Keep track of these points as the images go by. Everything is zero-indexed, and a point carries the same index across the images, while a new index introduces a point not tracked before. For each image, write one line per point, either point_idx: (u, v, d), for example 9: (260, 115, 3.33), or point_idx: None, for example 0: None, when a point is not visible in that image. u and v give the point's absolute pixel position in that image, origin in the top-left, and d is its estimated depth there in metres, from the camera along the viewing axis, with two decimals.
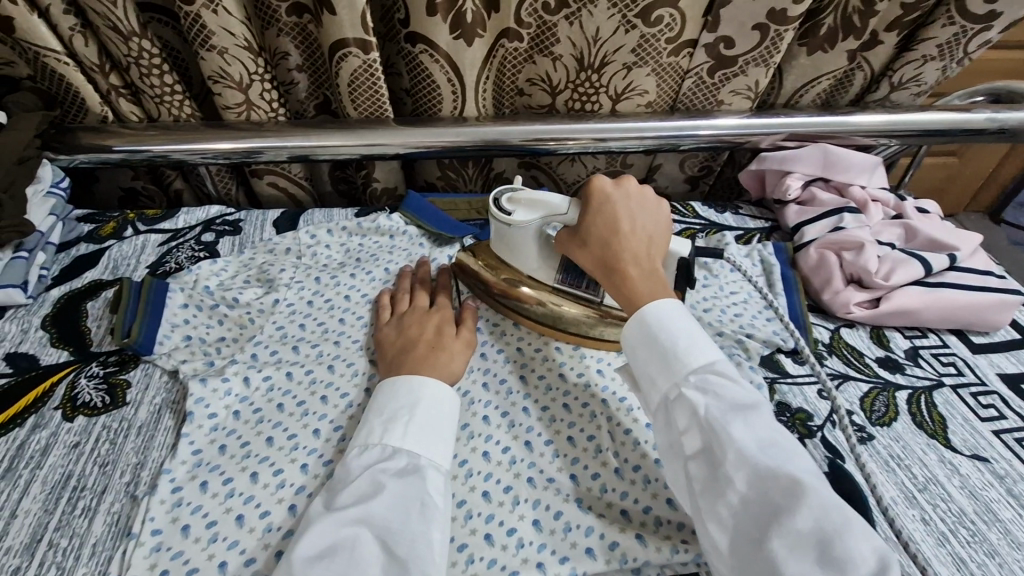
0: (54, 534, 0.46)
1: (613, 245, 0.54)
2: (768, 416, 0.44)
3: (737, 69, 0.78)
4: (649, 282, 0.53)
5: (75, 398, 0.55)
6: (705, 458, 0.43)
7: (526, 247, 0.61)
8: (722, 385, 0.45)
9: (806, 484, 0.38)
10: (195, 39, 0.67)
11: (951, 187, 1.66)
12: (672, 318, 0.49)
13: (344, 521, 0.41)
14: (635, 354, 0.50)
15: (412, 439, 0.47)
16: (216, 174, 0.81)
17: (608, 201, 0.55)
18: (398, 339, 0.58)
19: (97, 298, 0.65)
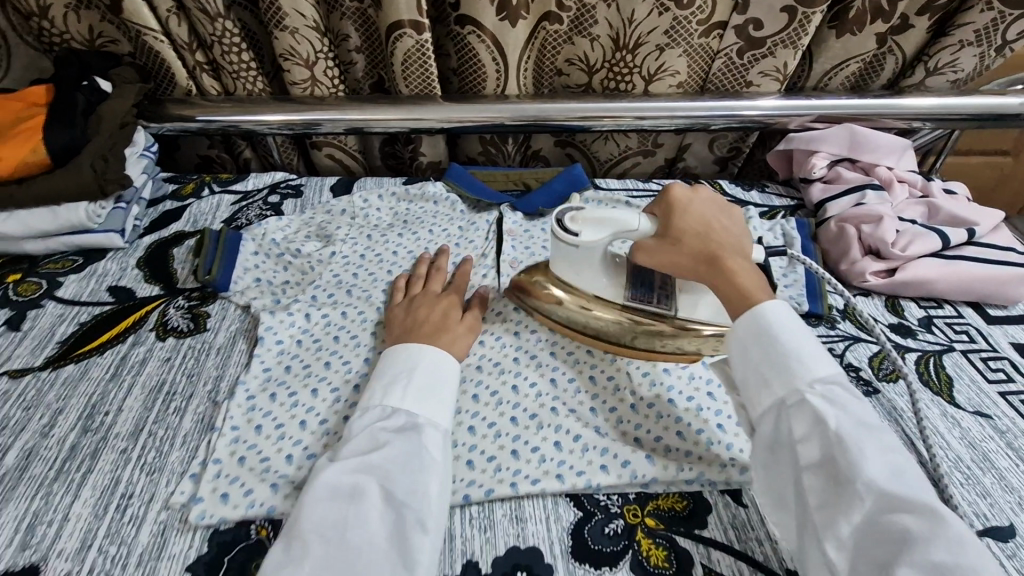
0: (153, 425, 0.55)
1: (709, 240, 0.52)
2: (895, 439, 0.43)
3: (766, 51, 0.81)
4: (753, 279, 0.51)
5: (166, 322, 0.65)
6: (825, 471, 0.43)
7: (593, 267, 0.59)
8: (848, 400, 0.44)
9: (942, 514, 0.38)
10: (272, 20, 0.76)
11: (1003, 188, 1.62)
12: (789, 326, 0.48)
13: (349, 469, 0.46)
14: (743, 356, 0.49)
15: (407, 400, 0.51)
16: (281, 145, 0.91)
17: (692, 205, 0.55)
18: (406, 320, 0.60)
19: (181, 246, 0.75)
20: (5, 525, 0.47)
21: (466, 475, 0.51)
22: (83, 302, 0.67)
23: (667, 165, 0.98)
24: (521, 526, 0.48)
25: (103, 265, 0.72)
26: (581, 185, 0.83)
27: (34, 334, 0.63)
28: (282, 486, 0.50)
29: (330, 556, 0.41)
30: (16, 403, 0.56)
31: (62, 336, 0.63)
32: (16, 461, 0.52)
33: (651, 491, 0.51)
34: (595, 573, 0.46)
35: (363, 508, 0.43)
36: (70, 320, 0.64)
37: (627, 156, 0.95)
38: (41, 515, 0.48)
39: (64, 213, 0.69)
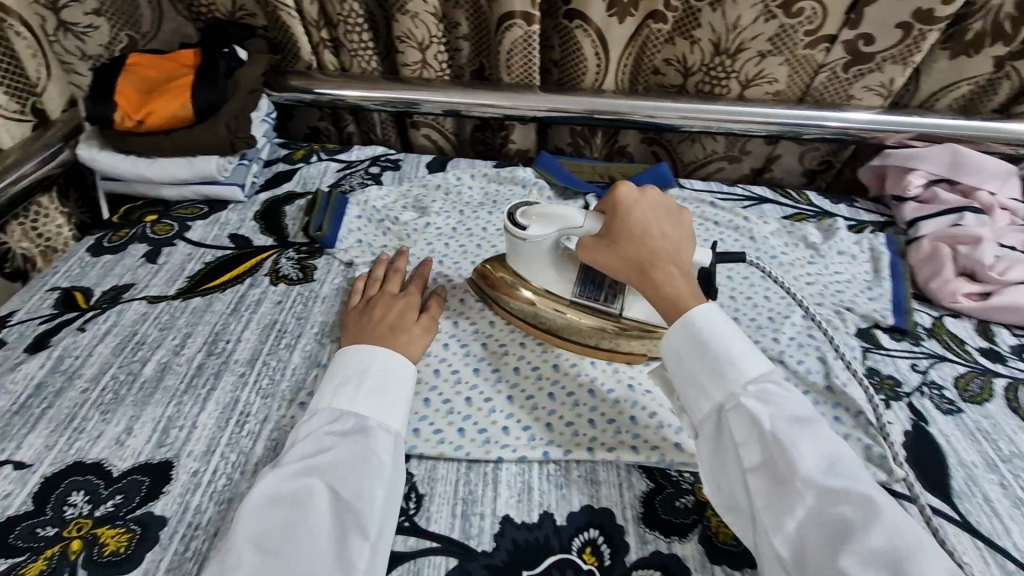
0: (267, 356, 0.61)
1: (644, 249, 0.53)
2: (828, 431, 0.46)
3: (873, 66, 0.82)
4: (686, 287, 0.53)
5: (278, 270, 0.71)
6: (766, 471, 0.44)
7: (544, 261, 0.60)
8: (781, 398, 0.47)
9: (876, 502, 0.40)
10: (395, 4, 0.82)
11: None
12: (725, 329, 0.50)
13: (293, 472, 0.45)
14: (681, 363, 0.51)
15: (349, 401, 0.50)
16: (384, 122, 0.98)
17: (635, 209, 0.55)
18: (361, 321, 0.59)
19: (292, 204, 0.82)
20: (143, 424, 0.54)
21: (546, 436, 0.54)
22: (208, 245, 0.74)
23: (752, 174, 0.98)
24: (595, 489, 0.51)
25: (225, 215, 0.80)
26: (667, 184, 0.85)
27: (168, 268, 0.71)
28: None
29: (270, 563, 0.40)
30: (153, 324, 0.64)
31: (191, 272, 0.70)
32: (153, 372, 0.59)
33: None
34: (665, 541, 0.48)
35: (306, 512, 0.42)
36: (197, 260, 0.72)
37: (712, 160, 0.96)
38: (174, 420, 0.55)
39: (200, 163, 0.77)
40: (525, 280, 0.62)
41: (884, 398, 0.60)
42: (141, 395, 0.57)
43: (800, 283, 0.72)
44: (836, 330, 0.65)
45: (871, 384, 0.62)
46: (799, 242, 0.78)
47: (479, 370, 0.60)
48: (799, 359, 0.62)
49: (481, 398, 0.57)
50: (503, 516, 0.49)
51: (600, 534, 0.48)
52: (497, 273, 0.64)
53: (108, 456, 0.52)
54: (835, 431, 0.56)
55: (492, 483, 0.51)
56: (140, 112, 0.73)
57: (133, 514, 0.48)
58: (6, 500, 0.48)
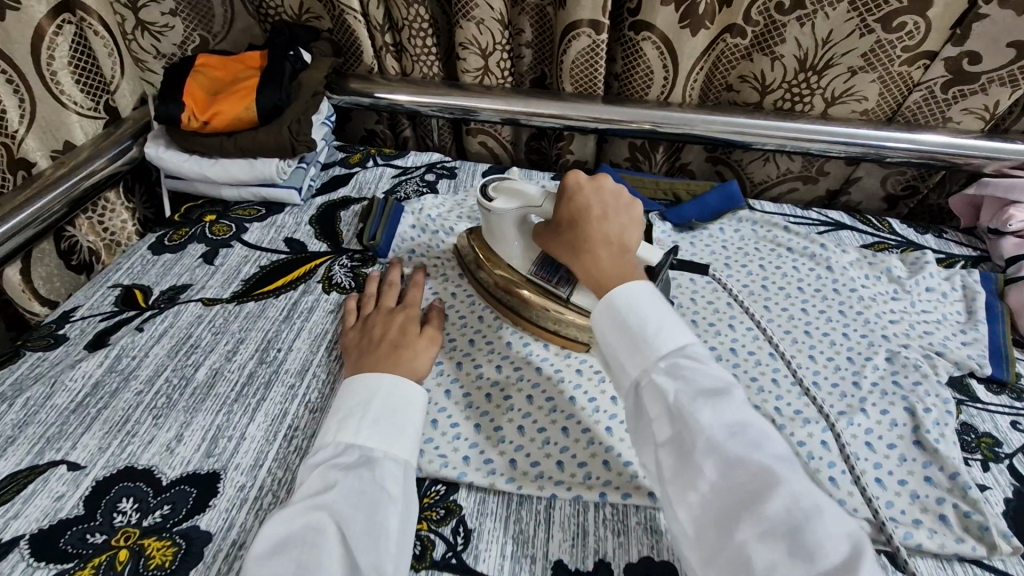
0: (317, 367, 0.60)
1: (581, 227, 0.53)
2: (740, 399, 0.41)
3: (977, 87, 0.75)
4: (614, 265, 0.51)
5: (332, 278, 0.70)
6: (673, 445, 0.41)
7: (507, 236, 0.62)
8: (692, 368, 0.43)
9: (776, 471, 0.37)
10: (460, 10, 0.80)
11: None
12: (645, 300, 0.47)
13: (301, 511, 0.42)
14: (604, 338, 0.48)
15: (351, 430, 0.47)
16: (441, 128, 0.96)
17: (579, 191, 0.55)
18: (362, 344, 0.57)
19: (347, 209, 0.81)
20: (193, 432, 0.53)
21: (603, 474, 0.51)
22: (264, 248, 0.74)
23: (827, 196, 0.92)
24: (656, 539, 0.48)
25: (282, 218, 0.79)
26: (737, 203, 0.80)
27: (224, 270, 0.71)
28: (427, 449, 0.52)
29: None
30: (208, 328, 0.63)
31: (247, 276, 0.70)
32: (205, 377, 0.58)
33: None
34: None
35: (317, 552, 0.39)
36: (253, 263, 0.72)
37: (783, 180, 0.91)
38: (224, 429, 0.54)
39: (261, 165, 0.77)
40: (523, 278, 0.61)
41: (982, 458, 0.54)
42: (192, 401, 0.56)
43: (884, 322, 0.66)
44: (926, 377, 0.59)
45: (966, 442, 0.56)
46: (881, 275, 0.72)
47: (531, 397, 0.57)
48: (884, 409, 0.57)
49: (535, 428, 0.54)
50: (556, 561, 0.46)
51: None
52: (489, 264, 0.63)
53: (158, 463, 0.51)
54: (927, 493, 0.51)
55: (545, 523, 0.48)
56: (206, 113, 0.74)
57: (179, 527, 0.47)
58: (60, 502, 0.48)
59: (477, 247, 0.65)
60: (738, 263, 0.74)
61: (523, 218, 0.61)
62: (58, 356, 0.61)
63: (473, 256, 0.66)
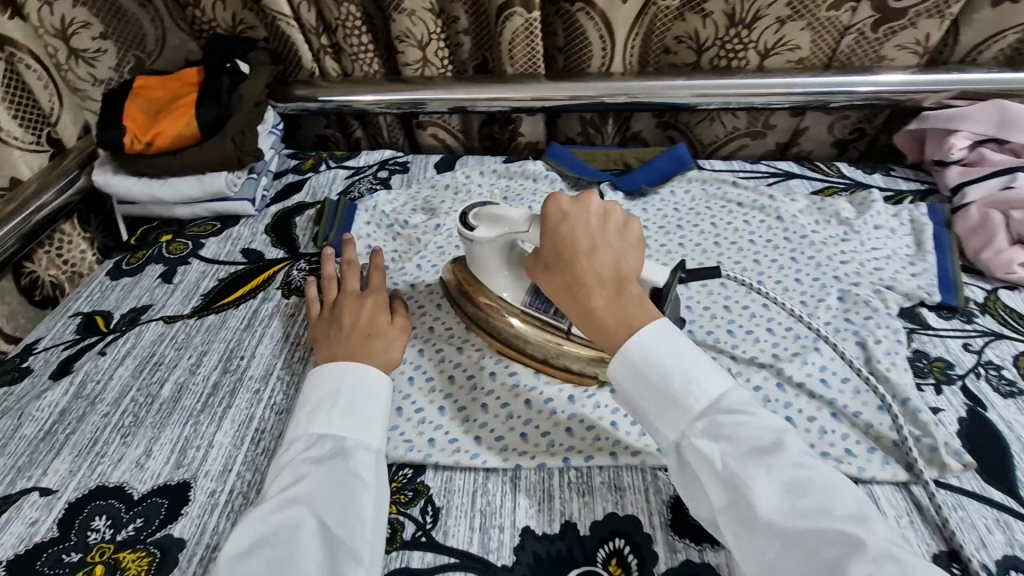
0: (280, 370, 0.60)
1: (572, 271, 0.48)
2: (796, 453, 0.40)
3: (906, 22, 0.76)
4: (614, 312, 0.47)
5: (290, 282, 0.71)
6: (730, 514, 0.40)
7: (494, 263, 0.57)
8: (735, 424, 0.41)
9: (850, 537, 0.36)
10: (390, 4, 0.80)
11: None
12: (670, 350, 0.45)
13: (275, 507, 0.43)
14: (630, 397, 0.46)
15: (323, 422, 0.49)
16: (389, 125, 0.97)
17: (562, 228, 0.49)
18: (333, 333, 0.57)
19: (303, 215, 0.81)
20: (162, 447, 0.54)
21: (565, 441, 0.52)
22: (221, 261, 0.75)
23: (778, 150, 0.93)
24: (620, 495, 0.49)
25: (237, 231, 0.80)
26: (686, 165, 0.81)
27: (183, 287, 0.71)
28: (393, 437, 0.53)
29: None
30: (171, 344, 0.64)
31: (206, 290, 0.71)
32: (171, 392, 0.59)
33: None
34: (696, 548, 0.45)
35: (295, 544, 0.40)
36: (212, 277, 0.72)
37: (733, 137, 0.92)
38: (191, 441, 0.54)
39: (210, 180, 0.78)
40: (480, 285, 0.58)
41: (934, 382, 0.55)
42: (159, 416, 0.57)
43: (835, 264, 0.67)
44: (876, 311, 0.61)
45: (918, 368, 0.57)
46: (832, 219, 0.73)
47: (494, 374, 0.57)
48: (837, 345, 0.58)
49: (498, 404, 0.55)
50: (523, 527, 0.47)
51: (627, 544, 0.46)
52: (475, 293, 0.58)
53: (128, 480, 0.52)
54: (880, 421, 0.52)
55: (511, 493, 0.49)
56: (148, 133, 0.74)
57: (153, 537, 0.48)
58: (34, 527, 0.49)
59: (460, 277, 0.60)
60: (691, 223, 0.74)
61: (510, 245, 0.56)
62: (24, 389, 0.61)
63: (456, 289, 0.61)
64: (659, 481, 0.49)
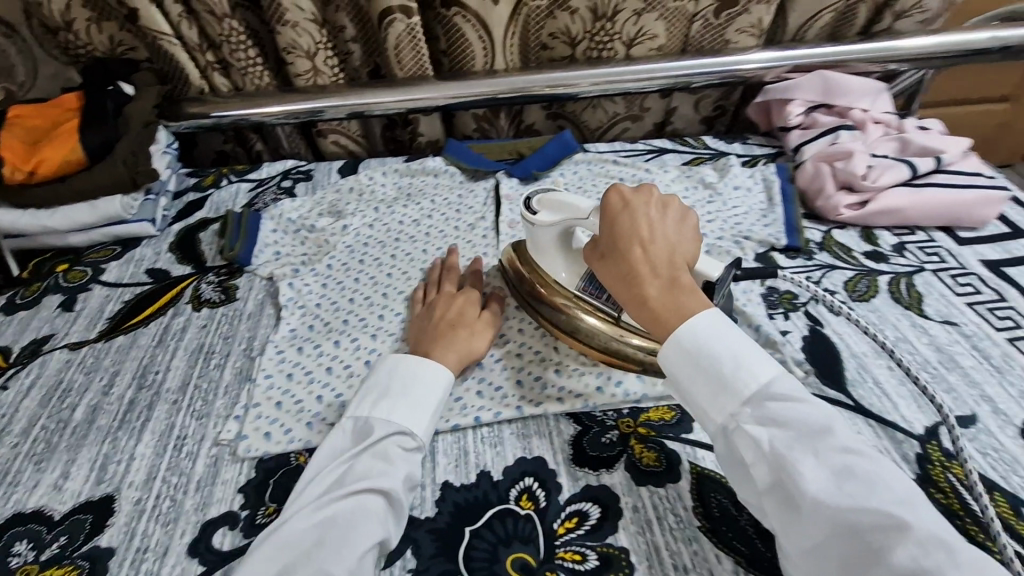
0: (197, 379, 0.62)
1: (630, 257, 0.50)
2: (846, 437, 0.40)
3: (740, 9, 0.87)
4: (669, 299, 0.48)
5: (200, 295, 0.72)
6: (776, 493, 0.40)
7: (552, 247, 0.61)
8: (787, 409, 0.42)
9: (896, 521, 0.36)
10: (273, 16, 0.83)
11: (1007, 135, 1.68)
12: (716, 336, 0.45)
13: (356, 488, 0.45)
14: (677, 381, 0.46)
15: (404, 412, 0.50)
16: (288, 135, 0.98)
17: (623, 216, 0.52)
18: (426, 323, 0.60)
19: (207, 230, 0.82)
20: (80, 466, 0.55)
21: (477, 403, 0.57)
22: (125, 284, 0.74)
23: (656, 129, 1.03)
24: (528, 441, 0.55)
25: (140, 252, 0.79)
26: (571, 148, 0.89)
27: (86, 313, 0.71)
28: (316, 423, 0.56)
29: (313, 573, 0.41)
30: (79, 369, 0.64)
31: (111, 313, 0.70)
32: (84, 415, 0.59)
33: (642, 405, 0.57)
34: (594, 475, 0.52)
35: (361, 529, 0.43)
36: (116, 299, 0.72)
37: (616, 122, 1.01)
38: (110, 457, 0.55)
39: (103, 205, 0.77)
40: (540, 271, 0.62)
41: (784, 310, 0.65)
42: (74, 439, 0.57)
43: (702, 223, 0.76)
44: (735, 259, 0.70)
45: (771, 301, 0.66)
46: (698, 185, 0.83)
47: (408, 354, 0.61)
48: None
49: None
50: (442, 482, 0.52)
51: (535, 481, 0.52)
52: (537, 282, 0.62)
53: (47, 502, 0.52)
54: None
55: (430, 455, 0.54)
56: (30, 163, 0.73)
57: (79, 551, 0.48)
58: None
59: (522, 267, 0.64)
60: None
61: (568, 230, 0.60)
62: None
63: (518, 280, 0.64)
64: (561, 425, 0.56)
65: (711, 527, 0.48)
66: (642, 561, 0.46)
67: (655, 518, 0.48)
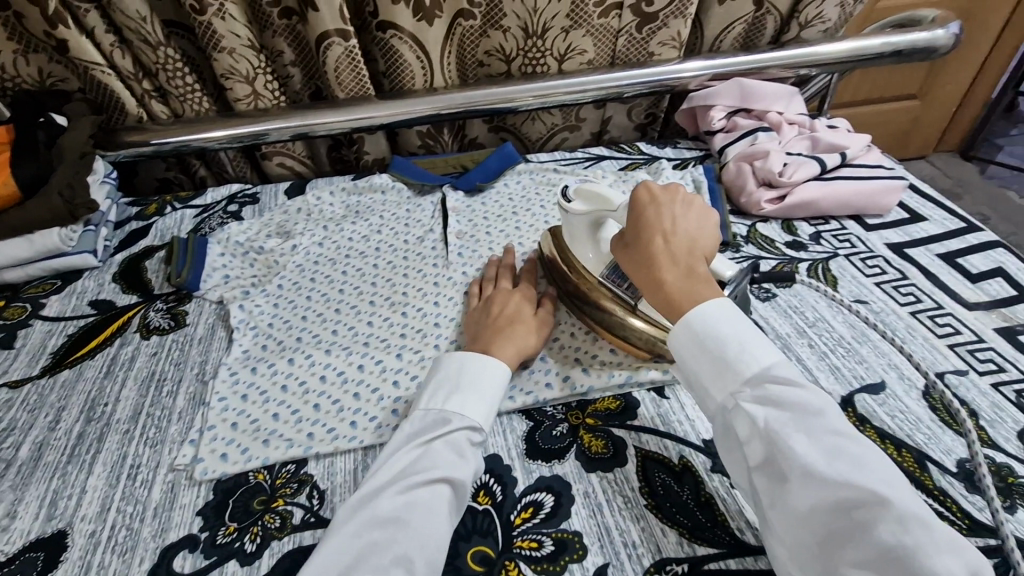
0: (149, 407, 0.61)
1: (651, 247, 0.54)
2: (840, 421, 0.41)
3: (660, 23, 0.93)
4: (686, 284, 0.51)
5: (148, 324, 0.71)
6: (767, 466, 0.42)
7: (585, 238, 0.64)
8: (784, 391, 0.43)
9: (878, 497, 0.37)
10: (209, 43, 0.83)
11: (917, 130, 1.84)
12: (724, 321, 0.47)
13: (430, 475, 0.46)
14: (685, 361, 0.48)
15: (474, 405, 0.52)
16: (233, 159, 0.99)
17: (648, 211, 0.56)
18: (482, 318, 0.62)
19: (152, 258, 0.81)
20: (29, 504, 0.54)
21: None
22: (67, 317, 0.73)
23: (593, 138, 1.09)
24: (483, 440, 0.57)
25: (82, 284, 0.78)
26: (513, 160, 0.93)
27: (27, 349, 0.69)
28: (273, 440, 0.56)
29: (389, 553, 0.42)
30: (22, 407, 0.62)
31: (54, 347, 0.69)
32: (30, 453, 0.58)
33: (590, 398, 0.60)
34: (546, 466, 0.55)
35: (436, 515, 0.45)
36: (58, 334, 0.71)
37: (555, 132, 1.06)
38: (60, 492, 0.54)
39: (40, 238, 0.75)
40: (575, 263, 0.65)
41: None
42: (20, 477, 0.56)
43: None
44: None
45: None
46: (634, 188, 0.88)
47: (363, 365, 0.63)
48: None
49: (370, 390, 0.60)
50: None
51: (490, 477, 0.54)
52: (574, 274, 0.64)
53: None
54: None
55: None
56: None
57: None
58: None
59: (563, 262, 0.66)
60: (523, 209, 0.85)
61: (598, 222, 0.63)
62: None
63: (559, 277, 0.67)
64: (513, 422, 0.58)
65: (656, 504, 0.51)
66: (593, 541, 0.49)
67: (605, 500, 0.51)
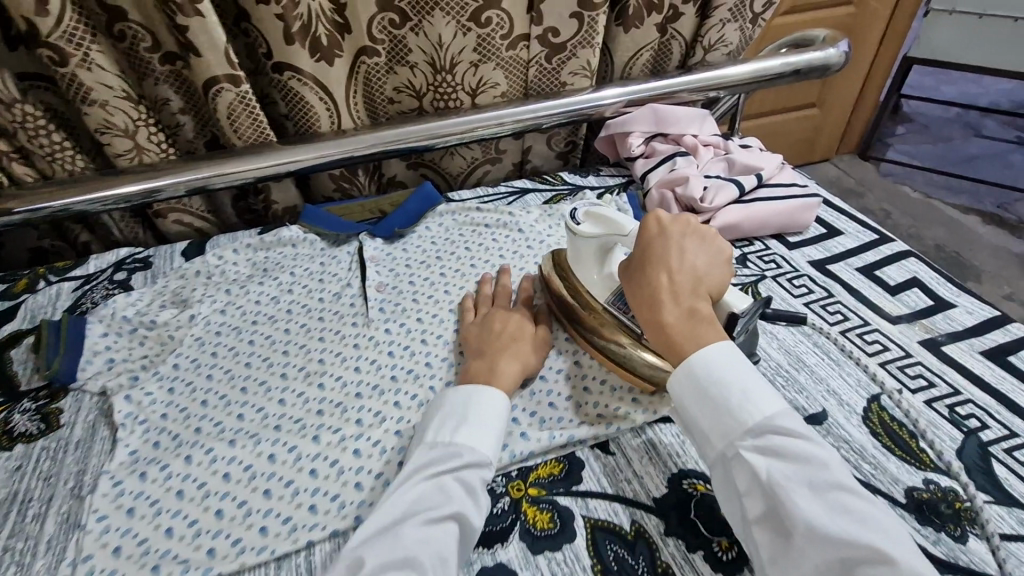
0: (9, 540, 0.51)
1: (654, 282, 0.51)
2: (845, 476, 0.40)
3: (569, 53, 0.92)
4: (687, 326, 0.48)
5: (11, 430, 0.60)
6: (769, 521, 0.40)
7: (591, 259, 0.64)
8: (789, 444, 0.41)
9: (888, 560, 0.35)
10: (76, 97, 0.74)
11: (819, 136, 1.95)
12: (726, 365, 0.45)
13: (445, 511, 0.44)
14: (683, 403, 0.46)
15: (484, 438, 0.50)
16: (121, 220, 0.88)
17: (658, 242, 0.54)
18: (483, 332, 0.62)
19: (19, 345, 0.70)
20: None
21: (354, 498, 0.52)
22: None
23: (516, 168, 1.06)
24: None
25: None
26: (434, 200, 0.87)
27: None
28: (165, 564, 0.48)
29: None
30: None
31: None
32: None
33: (530, 463, 0.56)
34: (488, 552, 0.49)
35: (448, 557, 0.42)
36: None
37: (476, 166, 1.02)
38: None
39: None
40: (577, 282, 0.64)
41: None
42: None
43: None
44: None
45: None
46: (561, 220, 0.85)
47: (274, 455, 0.55)
48: None
49: (282, 484, 0.53)
50: None
51: None
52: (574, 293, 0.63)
53: None
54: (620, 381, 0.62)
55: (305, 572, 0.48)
56: None
57: None
58: None
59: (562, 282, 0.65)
60: (446, 253, 0.80)
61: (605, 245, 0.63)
62: None
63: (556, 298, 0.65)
64: None
65: None
66: None
67: None
